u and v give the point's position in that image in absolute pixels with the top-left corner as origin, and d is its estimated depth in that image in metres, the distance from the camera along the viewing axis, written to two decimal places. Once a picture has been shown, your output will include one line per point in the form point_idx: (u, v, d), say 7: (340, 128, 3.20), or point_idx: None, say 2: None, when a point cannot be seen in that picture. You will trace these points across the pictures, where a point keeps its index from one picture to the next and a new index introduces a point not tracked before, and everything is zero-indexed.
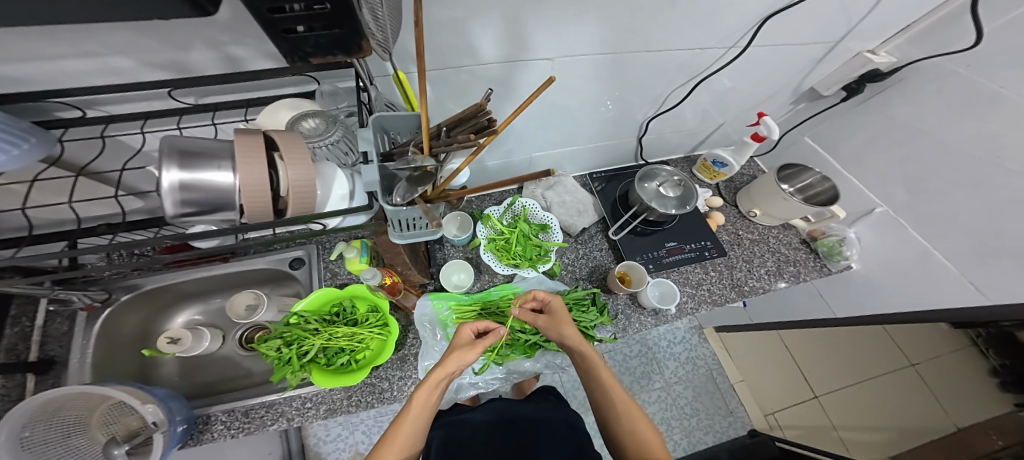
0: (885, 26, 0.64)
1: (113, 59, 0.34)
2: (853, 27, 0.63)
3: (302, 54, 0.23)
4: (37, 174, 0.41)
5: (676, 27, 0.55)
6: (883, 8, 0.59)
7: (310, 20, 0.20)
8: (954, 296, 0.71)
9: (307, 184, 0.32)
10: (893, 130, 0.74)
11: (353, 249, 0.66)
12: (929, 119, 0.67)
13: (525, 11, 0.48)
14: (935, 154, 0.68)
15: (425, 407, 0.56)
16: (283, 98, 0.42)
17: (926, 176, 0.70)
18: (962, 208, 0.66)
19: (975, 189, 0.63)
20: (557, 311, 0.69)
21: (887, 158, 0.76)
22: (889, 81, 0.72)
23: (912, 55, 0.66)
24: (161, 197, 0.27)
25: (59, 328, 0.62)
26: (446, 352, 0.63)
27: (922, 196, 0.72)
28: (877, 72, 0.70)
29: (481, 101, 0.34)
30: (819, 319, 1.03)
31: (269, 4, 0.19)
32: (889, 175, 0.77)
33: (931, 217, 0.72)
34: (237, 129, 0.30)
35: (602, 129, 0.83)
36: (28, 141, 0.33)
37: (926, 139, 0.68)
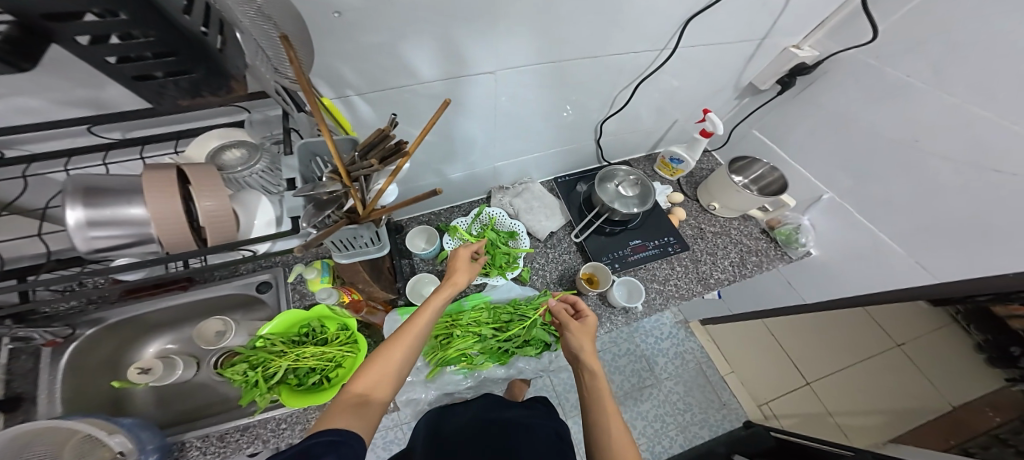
0: (806, 20, 0.67)
1: (23, 100, 0.35)
2: (772, 25, 0.66)
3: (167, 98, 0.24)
4: None
5: (603, 33, 0.57)
6: (795, 6, 0.62)
7: (167, 66, 0.22)
8: (906, 276, 0.72)
9: (223, 215, 0.33)
10: (827, 121, 0.76)
11: (313, 270, 0.70)
12: (856, 106, 0.70)
13: (448, 30, 0.50)
14: (869, 139, 0.69)
15: (430, 318, 0.53)
16: (212, 128, 0.44)
17: (864, 162, 0.72)
18: (901, 191, 0.67)
19: (909, 172, 0.65)
20: (589, 324, 0.67)
21: (826, 146, 0.78)
22: (817, 73, 0.74)
23: (832, 47, 0.69)
24: (71, 236, 0.29)
25: (23, 364, 0.62)
26: (452, 273, 0.61)
27: (864, 181, 0.73)
28: (803, 65, 0.73)
29: (385, 126, 0.36)
30: (792, 307, 1.04)
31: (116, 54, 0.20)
32: (830, 161, 0.78)
33: (872, 200, 0.73)
34: (149, 164, 0.31)
35: (558, 136, 0.85)
36: None
37: (859, 126, 0.70)
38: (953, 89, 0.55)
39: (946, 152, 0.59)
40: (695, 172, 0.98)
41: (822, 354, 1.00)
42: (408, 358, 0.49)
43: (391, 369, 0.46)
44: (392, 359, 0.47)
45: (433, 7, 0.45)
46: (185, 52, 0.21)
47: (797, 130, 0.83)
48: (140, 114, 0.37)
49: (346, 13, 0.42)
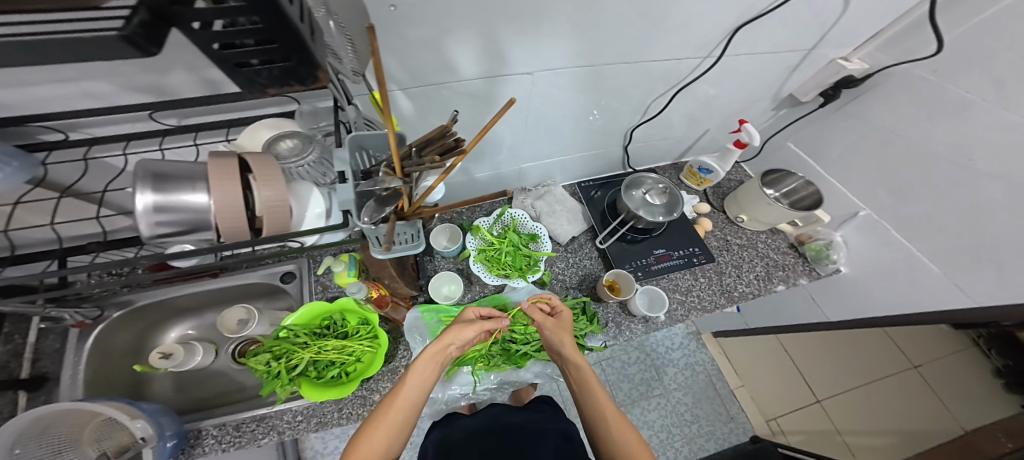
0: (856, 33, 0.67)
1: (93, 85, 0.35)
2: (824, 34, 0.65)
3: (258, 86, 0.24)
4: (21, 195, 0.42)
5: (650, 41, 0.56)
6: (851, 16, 0.62)
7: (263, 54, 0.21)
8: (941, 298, 0.71)
9: (280, 204, 0.33)
10: (872, 134, 0.75)
11: (341, 263, 0.69)
12: (908, 122, 0.68)
13: (499, 28, 0.50)
14: (915, 154, 0.68)
15: (422, 384, 0.56)
16: (263, 117, 0.44)
17: (904, 178, 0.72)
18: (943, 207, 0.67)
19: (956, 190, 0.64)
20: (564, 320, 0.68)
21: (868, 161, 0.77)
22: (865, 86, 0.74)
23: (884, 61, 0.69)
24: (136, 220, 0.28)
25: (51, 345, 0.63)
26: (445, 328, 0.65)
27: (905, 199, 0.73)
28: (852, 78, 0.72)
29: (447, 122, 0.36)
30: (813, 323, 1.02)
31: (221, 41, 0.20)
32: (872, 177, 0.77)
33: (912, 219, 0.72)
34: (211, 152, 0.31)
35: (587, 139, 0.84)
36: (12, 162, 0.34)
37: (907, 140, 0.69)
38: (1017, 109, 0.54)
39: (998, 172, 0.58)
40: (723, 182, 0.97)
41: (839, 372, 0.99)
42: (403, 422, 0.53)
43: (386, 432, 0.51)
44: (386, 425, 0.51)
45: (487, 5, 0.45)
46: (284, 39, 0.21)
47: (837, 144, 0.82)
48: (200, 101, 0.37)
49: (402, 7, 0.42)
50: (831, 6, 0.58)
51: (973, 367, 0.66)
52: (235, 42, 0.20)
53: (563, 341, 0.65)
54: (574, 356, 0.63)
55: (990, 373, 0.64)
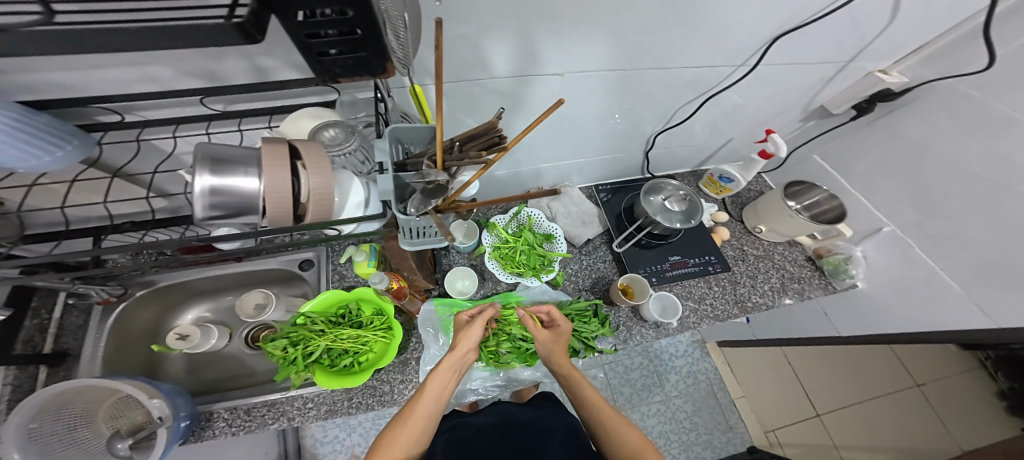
0: (896, 46, 0.66)
1: (154, 69, 0.36)
2: (865, 46, 0.64)
3: (331, 75, 0.25)
4: (77, 174, 0.44)
5: (687, 46, 0.56)
6: (894, 29, 0.61)
7: (341, 45, 0.22)
8: (960, 318, 0.71)
9: (326, 192, 0.34)
10: (905, 150, 0.74)
11: (362, 252, 0.68)
12: (941, 137, 0.68)
13: (546, 27, 0.49)
14: (948, 171, 0.68)
15: (440, 392, 0.57)
16: (304, 106, 0.44)
17: (930, 195, 0.72)
18: (971, 226, 0.66)
19: (986, 209, 0.64)
20: (562, 332, 0.68)
21: (897, 178, 0.77)
22: (902, 100, 0.73)
23: (925, 75, 0.68)
24: (192, 201, 0.29)
25: (74, 321, 0.64)
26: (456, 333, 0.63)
27: (932, 216, 0.73)
28: (888, 92, 0.72)
29: (494, 119, 0.36)
30: (823, 337, 1.02)
31: (306, 30, 0.21)
32: (899, 194, 0.78)
33: (939, 237, 0.72)
34: (264, 138, 0.32)
35: (610, 141, 0.83)
36: (71, 142, 0.36)
37: (940, 159, 0.69)
38: None
39: None
40: (742, 192, 0.97)
41: (840, 386, 0.99)
42: (422, 431, 0.54)
43: (409, 443, 0.52)
44: (407, 437, 0.52)
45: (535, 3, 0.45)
46: (367, 30, 0.22)
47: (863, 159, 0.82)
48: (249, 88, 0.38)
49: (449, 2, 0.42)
50: (873, 19, 0.57)
51: (978, 387, 0.68)
52: (320, 33, 0.21)
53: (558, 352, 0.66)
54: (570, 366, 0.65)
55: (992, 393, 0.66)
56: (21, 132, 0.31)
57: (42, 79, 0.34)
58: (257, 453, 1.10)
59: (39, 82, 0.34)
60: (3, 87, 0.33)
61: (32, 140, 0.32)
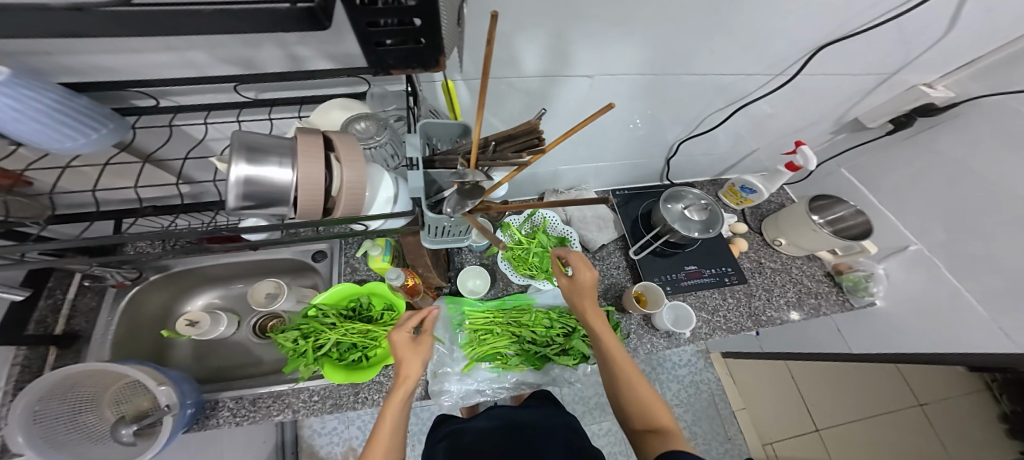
0: (944, 60, 0.64)
1: (194, 55, 0.35)
2: (911, 60, 0.63)
3: (385, 66, 0.24)
4: (109, 158, 0.44)
5: (726, 53, 0.55)
6: (944, 43, 0.59)
7: (400, 35, 0.22)
8: (983, 341, 0.69)
9: (358, 185, 0.33)
10: (942, 168, 0.72)
11: (378, 247, 0.67)
12: (979, 157, 0.66)
13: (594, 28, 0.48)
14: (987, 190, 0.66)
15: (396, 432, 0.49)
16: (334, 97, 0.44)
17: (963, 215, 0.71)
18: (1004, 250, 0.65)
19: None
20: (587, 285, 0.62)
21: (930, 196, 0.76)
22: (944, 116, 0.71)
23: (972, 91, 0.66)
24: (226, 190, 0.28)
25: (87, 303, 0.64)
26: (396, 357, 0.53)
27: (962, 237, 0.71)
28: (932, 106, 0.70)
29: (535, 120, 0.35)
30: (834, 353, 1.01)
31: (367, 19, 0.20)
32: (930, 213, 0.77)
33: (969, 258, 0.71)
34: (300, 128, 0.31)
35: (632, 146, 0.81)
36: (106, 126, 0.35)
37: (980, 180, 0.67)
38: None
39: None
40: (763, 204, 0.96)
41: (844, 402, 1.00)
42: None
43: None
44: None
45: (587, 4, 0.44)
46: (427, 19, 0.21)
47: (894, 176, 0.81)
48: (280, 78, 0.39)
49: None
50: (921, 33, 0.56)
51: (982, 411, 0.69)
52: (380, 22, 0.20)
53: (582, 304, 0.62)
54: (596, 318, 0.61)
55: (997, 419, 0.67)
56: (56, 113, 0.30)
57: (85, 62, 0.34)
58: (255, 441, 1.10)
59: (81, 65, 0.34)
60: (44, 67, 0.33)
61: (66, 121, 0.31)
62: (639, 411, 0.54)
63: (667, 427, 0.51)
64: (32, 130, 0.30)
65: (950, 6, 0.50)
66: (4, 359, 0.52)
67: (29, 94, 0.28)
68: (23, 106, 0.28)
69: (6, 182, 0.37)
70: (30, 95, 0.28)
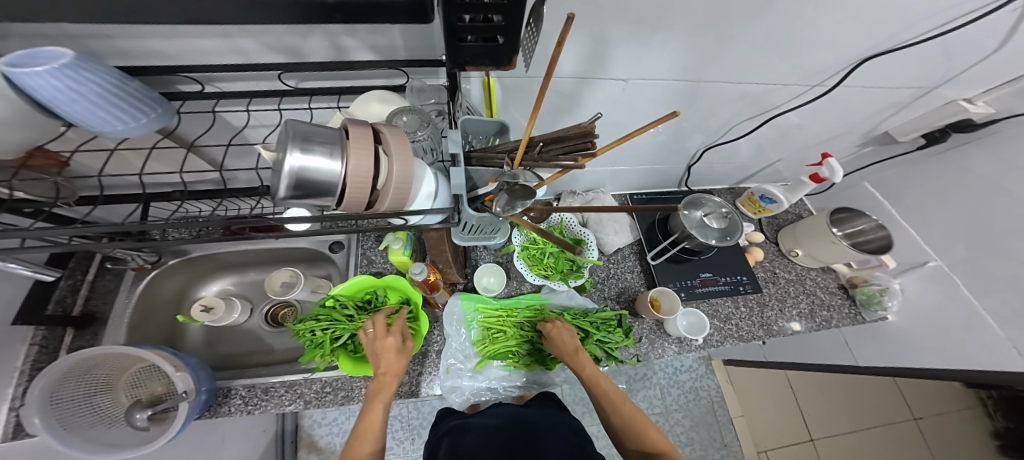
0: (987, 77, 0.63)
1: (243, 42, 0.36)
2: (953, 75, 0.62)
3: (460, 61, 0.25)
4: (155, 142, 0.43)
5: (766, 60, 0.54)
6: (990, 61, 0.59)
7: (480, 31, 0.22)
8: (994, 359, 0.70)
9: (406, 179, 0.32)
10: (974, 185, 0.72)
11: (399, 240, 0.66)
12: (1009, 176, 0.66)
13: (644, 30, 0.47)
14: (1014, 209, 0.66)
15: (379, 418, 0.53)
16: (373, 89, 0.45)
17: (988, 234, 0.71)
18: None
19: None
20: (563, 328, 0.70)
21: (957, 212, 0.76)
22: (981, 133, 0.70)
23: (1014, 107, 0.65)
24: (280, 179, 0.28)
25: (107, 284, 0.64)
26: (376, 356, 0.57)
27: (988, 255, 0.71)
28: (969, 122, 0.69)
29: (589, 124, 0.35)
30: (840, 366, 1.02)
31: (455, 13, 0.20)
32: (954, 229, 0.77)
33: (991, 277, 0.71)
34: (349, 119, 0.31)
35: (654, 151, 0.81)
36: (156, 110, 0.35)
37: (1010, 199, 0.67)
38: None
39: None
40: (780, 214, 0.96)
41: (844, 413, 1.00)
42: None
43: None
44: None
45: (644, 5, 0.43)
46: (512, 19, 0.21)
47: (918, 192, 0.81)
48: (323, 66, 0.38)
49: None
50: (965, 49, 0.55)
51: (973, 424, 0.68)
52: (466, 17, 0.21)
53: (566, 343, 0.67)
54: (581, 355, 0.66)
55: (987, 432, 0.65)
56: (110, 96, 0.30)
57: (141, 47, 0.34)
58: (256, 429, 1.10)
59: (135, 48, 0.34)
60: (100, 51, 0.34)
61: (118, 105, 0.31)
62: (632, 434, 0.57)
63: (660, 447, 0.55)
64: (87, 113, 0.30)
65: (998, 23, 0.50)
66: (22, 339, 0.53)
67: (87, 76, 0.28)
68: (81, 89, 0.28)
69: (50, 164, 0.38)
70: (91, 78, 0.28)
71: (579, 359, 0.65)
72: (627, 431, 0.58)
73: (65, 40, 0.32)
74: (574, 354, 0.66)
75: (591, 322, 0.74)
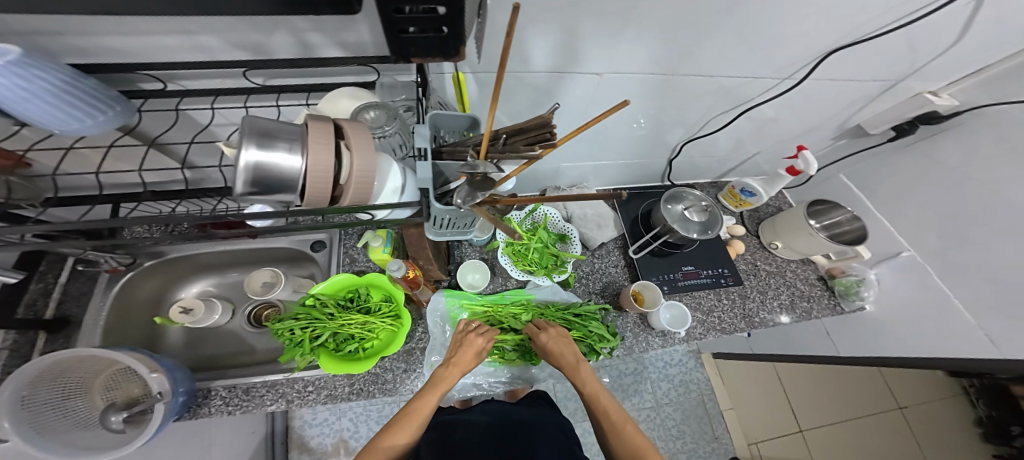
0: (953, 68, 0.64)
1: (204, 38, 0.36)
2: (918, 68, 0.63)
3: (407, 53, 0.25)
4: (112, 139, 0.44)
5: (735, 53, 0.54)
6: (955, 51, 0.60)
7: (422, 22, 0.22)
8: (965, 347, 0.72)
9: (368, 175, 0.32)
10: (944, 176, 0.74)
11: (379, 238, 0.67)
12: (976, 168, 0.68)
13: (608, 24, 0.47)
14: (983, 199, 0.68)
15: (430, 403, 0.59)
16: (343, 86, 0.44)
17: (958, 224, 0.72)
18: (998, 259, 0.67)
19: (1014, 240, 0.64)
20: (562, 335, 0.71)
21: (928, 202, 0.77)
22: (948, 124, 0.72)
23: (978, 99, 0.66)
24: (234, 174, 0.28)
25: (80, 287, 0.63)
26: (456, 349, 0.67)
27: (957, 245, 0.73)
28: (935, 114, 0.71)
29: (547, 115, 0.35)
30: (822, 356, 1.04)
31: (393, 5, 0.20)
32: (926, 219, 0.78)
33: (961, 266, 0.73)
34: (310, 114, 0.31)
35: (635, 146, 0.81)
36: (113, 108, 0.34)
37: (977, 189, 0.68)
38: None
39: None
40: (761, 207, 0.98)
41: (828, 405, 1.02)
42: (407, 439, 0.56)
43: (392, 448, 0.54)
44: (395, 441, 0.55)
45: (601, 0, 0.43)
46: (451, 8, 0.21)
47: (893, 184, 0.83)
48: (287, 64, 0.38)
49: None
50: (930, 41, 0.56)
51: (962, 414, 0.69)
52: (405, 8, 0.20)
53: (565, 357, 0.68)
54: (582, 370, 0.68)
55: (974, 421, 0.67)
56: (64, 94, 0.30)
57: (97, 44, 0.34)
58: (245, 431, 1.09)
59: (92, 46, 0.34)
60: (53, 48, 0.33)
61: (73, 103, 0.31)
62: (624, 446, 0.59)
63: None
64: (40, 111, 0.29)
65: (959, 15, 0.51)
66: None
67: (37, 73, 0.27)
68: (31, 85, 0.27)
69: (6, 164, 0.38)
70: (41, 75, 0.28)
71: (579, 374, 0.67)
72: (626, 450, 0.58)
73: (15, 38, 0.31)
74: (574, 369, 0.68)
75: (573, 314, 0.76)
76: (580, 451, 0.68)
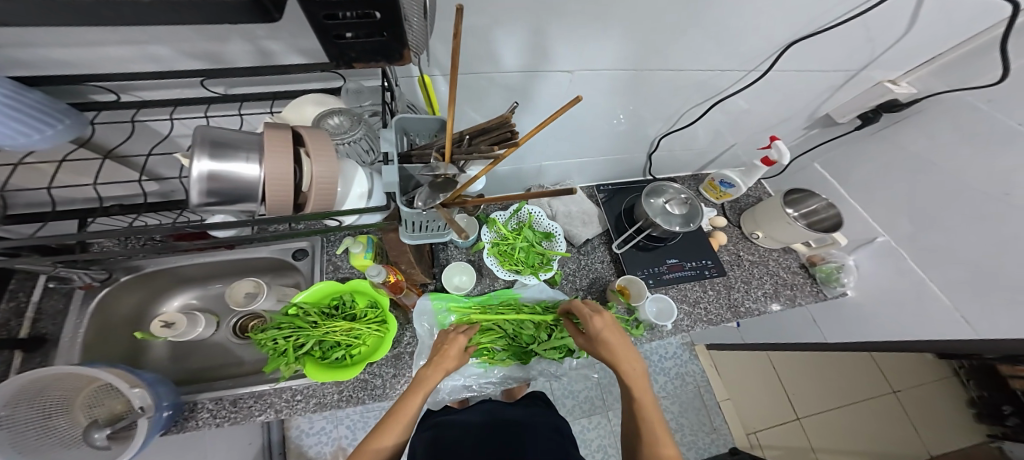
0: (912, 56, 0.66)
1: (156, 48, 0.36)
2: (876, 57, 0.64)
3: (348, 58, 0.25)
4: (66, 154, 0.45)
5: (698, 48, 0.55)
6: (908, 41, 0.61)
7: (358, 28, 0.22)
8: (945, 328, 0.73)
9: (329, 180, 0.32)
10: (913, 160, 0.75)
11: (359, 244, 0.67)
12: (943, 152, 0.70)
13: (570, 25, 0.48)
14: (953, 181, 0.69)
15: (414, 403, 0.58)
16: (308, 92, 0.45)
17: (930, 208, 0.73)
18: (968, 240, 0.68)
19: (983, 222, 0.65)
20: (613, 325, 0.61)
21: (899, 187, 0.79)
22: (910, 111, 0.74)
23: (934, 87, 0.68)
24: (188, 186, 0.27)
25: (54, 305, 0.62)
26: (438, 348, 0.68)
27: (928, 229, 0.74)
28: (896, 102, 0.72)
29: (507, 114, 0.36)
30: (810, 343, 1.05)
31: (325, 11, 0.20)
32: (899, 204, 0.79)
33: (933, 248, 0.74)
34: (267, 123, 0.31)
35: (614, 142, 0.82)
36: (64, 120, 0.35)
37: (944, 171, 0.70)
38: None
39: None
40: (741, 198, 0.99)
41: (820, 391, 1.03)
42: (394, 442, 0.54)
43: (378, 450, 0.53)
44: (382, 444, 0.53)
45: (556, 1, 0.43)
46: (385, 15, 0.21)
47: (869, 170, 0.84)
48: (249, 71, 0.37)
49: None
50: (886, 30, 0.58)
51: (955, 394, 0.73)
52: (338, 14, 0.21)
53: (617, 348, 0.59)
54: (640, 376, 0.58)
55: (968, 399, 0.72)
56: (12, 108, 0.30)
57: (42, 56, 0.34)
58: (242, 443, 1.08)
59: (39, 58, 0.34)
60: None
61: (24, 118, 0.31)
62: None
63: None
64: None
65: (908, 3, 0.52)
66: None
67: None
68: None
69: None
70: None
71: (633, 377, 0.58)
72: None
73: None
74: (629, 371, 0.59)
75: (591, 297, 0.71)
76: (574, 449, 0.67)
